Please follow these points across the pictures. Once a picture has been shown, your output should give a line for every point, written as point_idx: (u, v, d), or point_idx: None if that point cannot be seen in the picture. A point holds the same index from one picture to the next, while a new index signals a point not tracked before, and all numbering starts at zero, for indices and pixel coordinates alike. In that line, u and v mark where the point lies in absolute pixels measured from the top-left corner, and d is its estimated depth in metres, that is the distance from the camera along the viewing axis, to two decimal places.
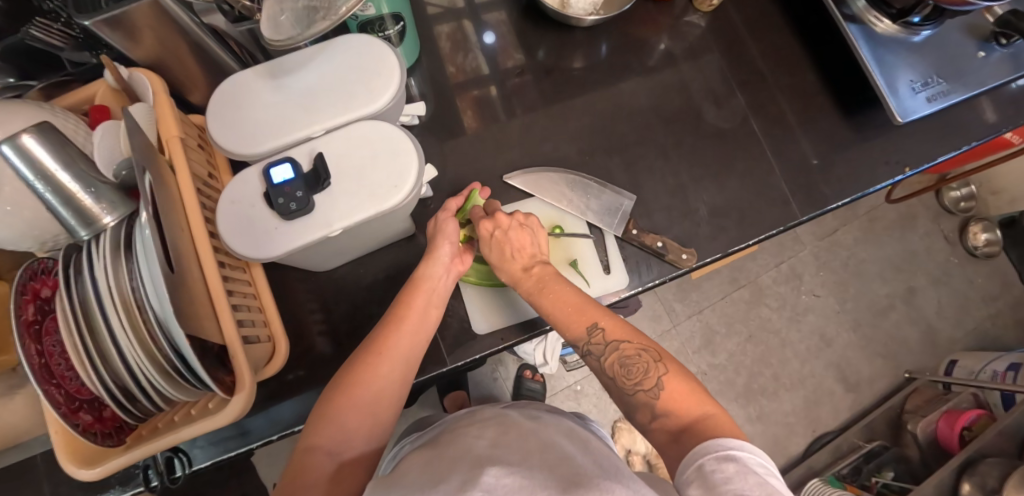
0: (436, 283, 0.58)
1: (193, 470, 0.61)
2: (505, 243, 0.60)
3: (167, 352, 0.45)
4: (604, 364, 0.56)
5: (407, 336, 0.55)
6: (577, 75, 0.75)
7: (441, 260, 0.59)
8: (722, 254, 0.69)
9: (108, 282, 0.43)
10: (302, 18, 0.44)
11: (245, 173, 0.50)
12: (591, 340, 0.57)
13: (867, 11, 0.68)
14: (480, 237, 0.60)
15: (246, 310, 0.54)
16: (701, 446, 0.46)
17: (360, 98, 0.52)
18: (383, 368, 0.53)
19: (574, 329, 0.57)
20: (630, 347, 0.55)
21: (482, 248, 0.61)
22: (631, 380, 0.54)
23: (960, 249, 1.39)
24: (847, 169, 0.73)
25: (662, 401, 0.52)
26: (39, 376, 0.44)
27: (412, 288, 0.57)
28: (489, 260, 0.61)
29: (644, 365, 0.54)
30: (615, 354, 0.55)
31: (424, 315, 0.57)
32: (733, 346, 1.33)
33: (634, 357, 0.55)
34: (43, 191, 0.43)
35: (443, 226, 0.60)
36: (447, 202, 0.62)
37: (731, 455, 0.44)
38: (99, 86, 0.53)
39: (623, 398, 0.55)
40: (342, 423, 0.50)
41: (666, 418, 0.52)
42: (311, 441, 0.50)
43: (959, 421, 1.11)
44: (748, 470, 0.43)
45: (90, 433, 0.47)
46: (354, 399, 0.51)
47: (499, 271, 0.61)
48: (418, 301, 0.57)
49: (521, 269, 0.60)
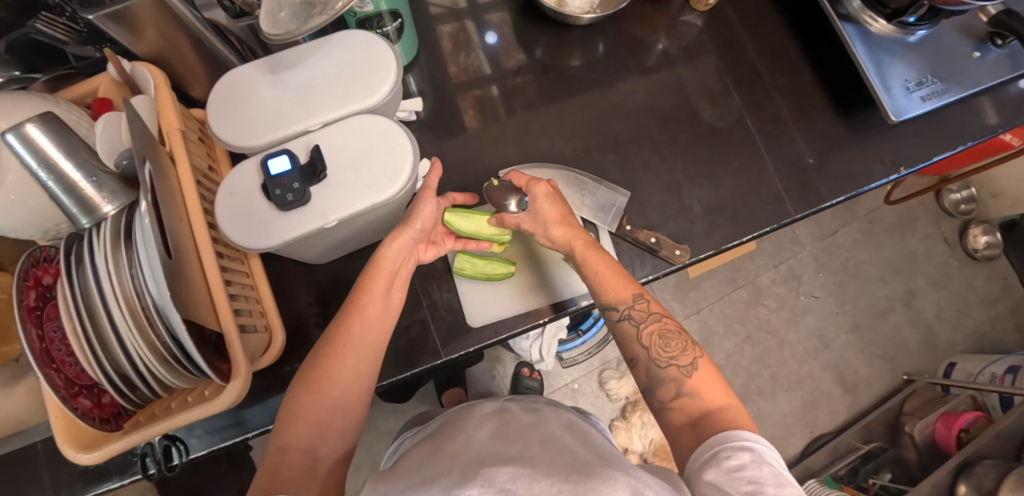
0: (397, 264, 0.57)
1: (190, 458, 0.62)
2: (558, 203, 0.62)
3: (164, 338, 0.45)
4: (643, 332, 0.57)
5: (373, 324, 0.54)
6: (575, 74, 0.76)
7: (405, 241, 0.57)
8: (716, 250, 0.70)
9: (108, 268, 0.44)
10: (299, 13, 0.45)
11: (244, 164, 0.52)
12: (635, 305, 0.57)
13: (862, 11, 0.68)
14: (536, 191, 0.62)
15: (244, 301, 0.55)
16: (718, 435, 0.47)
17: (357, 93, 0.53)
18: (348, 361, 0.53)
19: (621, 292, 0.58)
20: (670, 324, 0.57)
21: (543, 203, 0.61)
22: (668, 352, 0.55)
23: (960, 251, 1.39)
24: (841, 168, 0.73)
25: (692, 380, 0.53)
26: (40, 361, 0.45)
27: (371, 273, 0.56)
28: (546, 213, 0.61)
29: (682, 342, 0.55)
30: (656, 325, 0.57)
31: (387, 303, 0.56)
32: (731, 346, 1.33)
33: (673, 332, 0.56)
34: (47, 181, 0.45)
35: (419, 209, 0.57)
36: (430, 180, 0.58)
37: (746, 445, 0.45)
38: (102, 78, 0.54)
39: (649, 371, 0.55)
40: (313, 418, 0.51)
41: (689, 399, 0.52)
42: (283, 441, 0.50)
43: (956, 424, 1.12)
44: (763, 460, 0.44)
45: (88, 418, 0.48)
46: (322, 393, 0.51)
47: (552, 228, 0.61)
48: (378, 286, 0.55)
49: (572, 228, 0.61)
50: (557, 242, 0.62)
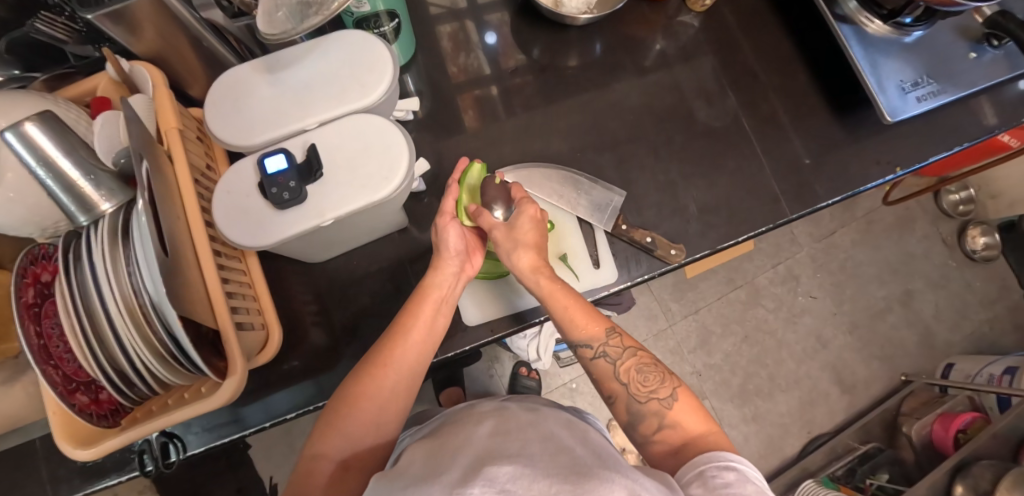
0: (445, 291, 0.58)
1: (188, 455, 0.63)
2: (541, 232, 0.60)
3: (162, 335, 0.46)
4: (619, 368, 0.57)
5: (415, 347, 0.54)
6: (572, 74, 0.76)
7: (451, 270, 0.58)
8: (712, 250, 0.70)
9: (105, 266, 0.45)
10: (295, 13, 0.45)
11: (241, 163, 0.52)
12: (609, 342, 0.58)
13: (859, 12, 0.69)
14: (523, 211, 0.59)
15: (241, 298, 0.56)
16: (703, 456, 0.48)
17: (354, 92, 0.54)
18: (387, 381, 0.52)
19: (592, 328, 0.58)
20: (645, 356, 0.57)
21: (523, 222, 0.59)
22: (647, 387, 0.55)
23: (959, 252, 1.40)
24: (836, 168, 0.74)
25: (673, 412, 0.53)
26: (37, 357, 0.45)
27: (419, 298, 0.56)
28: (527, 236, 0.58)
29: (659, 374, 0.56)
30: (632, 360, 0.57)
31: (431, 326, 0.56)
32: (729, 346, 1.33)
33: (649, 365, 0.56)
34: (45, 178, 0.45)
35: (444, 233, 0.59)
36: (445, 203, 0.60)
37: (730, 465, 0.46)
38: (100, 78, 0.54)
39: (629, 407, 0.55)
40: (346, 432, 0.51)
41: (672, 430, 0.53)
42: (318, 449, 0.50)
43: (953, 424, 1.13)
44: (747, 479, 0.45)
45: (86, 414, 0.48)
46: (357, 410, 0.51)
47: (521, 251, 0.58)
48: (425, 312, 0.56)
49: (542, 260, 0.59)
50: (519, 267, 0.58)
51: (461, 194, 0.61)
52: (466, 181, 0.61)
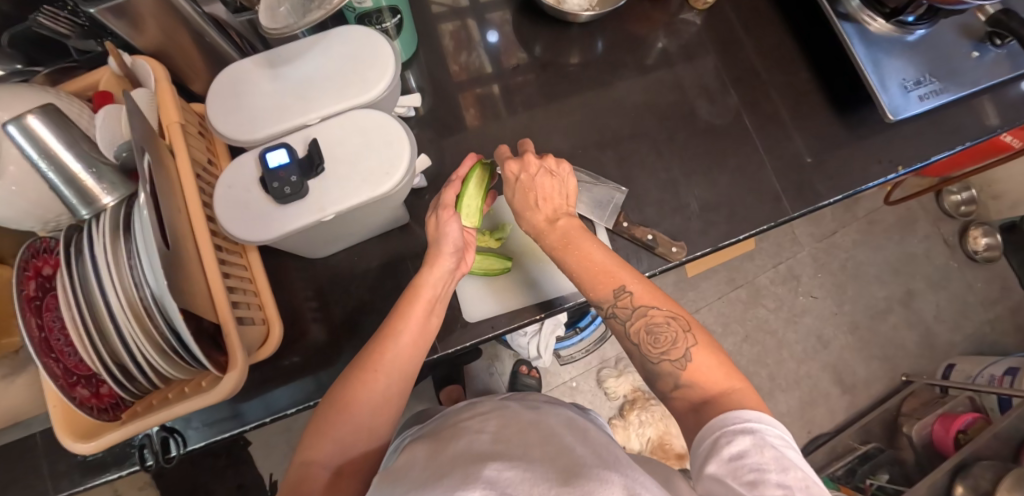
0: (438, 290, 0.57)
1: (188, 450, 0.63)
2: (529, 189, 0.60)
3: (162, 330, 0.46)
4: (630, 329, 0.55)
5: (406, 348, 0.53)
6: (574, 71, 0.76)
7: (445, 267, 0.58)
8: (713, 248, 0.70)
9: (106, 262, 0.44)
10: (297, 8, 0.45)
11: (243, 158, 0.52)
12: (617, 302, 0.56)
13: (861, 10, 0.68)
14: (506, 178, 0.61)
15: (241, 295, 0.55)
16: (718, 419, 0.47)
17: (356, 87, 0.54)
18: (379, 383, 0.51)
19: (601, 289, 0.56)
20: (658, 314, 0.54)
21: (509, 189, 0.61)
22: (658, 348, 0.53)
23: (960, 253, 1.39)
24: (839, 166, 0.74)
25: (688, 371, 0.52)
26: (38, 350, 0.45)
27: (411, 297, 0.55)
28: (514, 202, 0.61)
29: (673, 334, 0.53)
30: (642, 319, 0.55)
31: (424, 324, 0.55)
32: (730, 345, 1.33)
33: (662, 323, 0.54)
34: (46, 170, 0.45)
35: (446, 227, 0.58)
36: (446, 196, 0.59)
37: (748, 429, 0.45)
38: (103, 72, 0.55)
39: (646, 366, 0.55)
40: (337, 437, 0.50)
41: (689, 389, 0.52)
42: (308, 455, 0.50)
43: (954, 424, 1.13)
44: (765, 443, 0.44)
45: (86, 407, 0.49)
46: (349, 414, 0.50)
47: (527, 213, 0.60)
48: (416, 311, 0.55)
49: (545, 219, 0.60)
50: (528, 229, 0.61)
51: (463, 193, 0.61)
52: (471, 177, 0.62)
